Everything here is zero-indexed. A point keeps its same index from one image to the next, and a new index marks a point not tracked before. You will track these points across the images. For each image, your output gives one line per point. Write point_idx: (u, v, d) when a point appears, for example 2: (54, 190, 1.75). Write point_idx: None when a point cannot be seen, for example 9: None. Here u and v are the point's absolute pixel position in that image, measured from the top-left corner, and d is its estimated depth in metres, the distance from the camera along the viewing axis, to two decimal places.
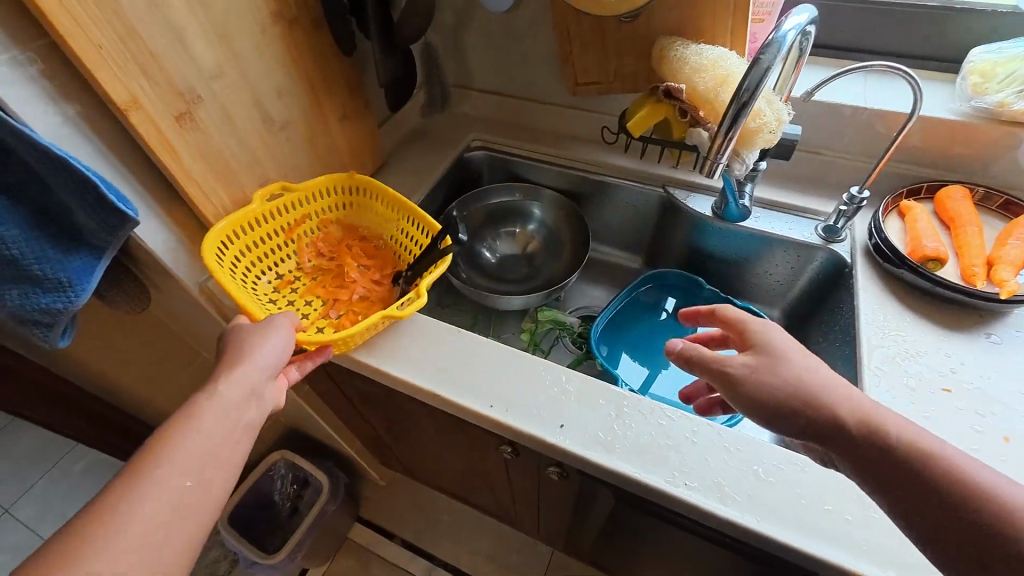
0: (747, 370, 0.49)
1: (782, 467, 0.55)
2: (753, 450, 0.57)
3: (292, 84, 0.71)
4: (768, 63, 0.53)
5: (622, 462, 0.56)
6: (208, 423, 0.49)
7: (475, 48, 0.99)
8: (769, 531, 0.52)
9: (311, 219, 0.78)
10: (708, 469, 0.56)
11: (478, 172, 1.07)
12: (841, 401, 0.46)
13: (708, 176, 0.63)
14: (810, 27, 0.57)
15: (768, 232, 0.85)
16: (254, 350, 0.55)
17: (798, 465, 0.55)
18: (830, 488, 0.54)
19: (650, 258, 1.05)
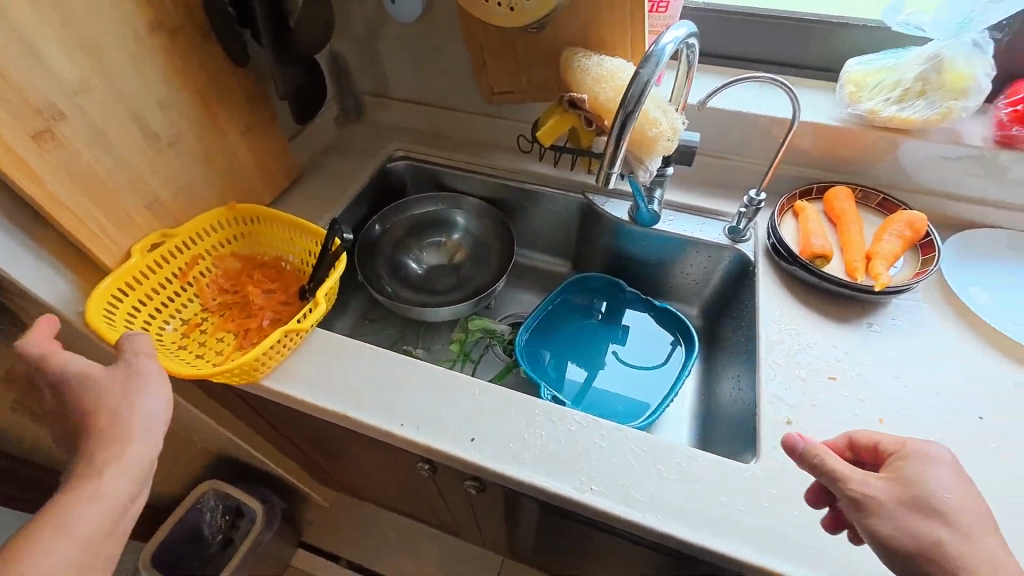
0: (882, 491, 0.44)
1: (683, 464, 0.58)
2: (656, 450, 0.59)
3: (179, 97, 0.67)
4: (649, 75, 0.54)
5: (531, 471, 0.57)
6: (115, 486, 0.47)
7: (389, 57, 0.98)
8: (669, 528, 0.53)
9: (207, 257, 0.73)
10: (614, 472, 0.57)
11: (402, 182, 1.05)
12: (965, 549, 0.41)
13: (605, 185, 0.63)
14: (691, 41, 0.60)
15: (680, 234, 0.88)
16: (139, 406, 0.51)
17: (697, 461, 0.58)
18: (726, 481, 0.56)
19: (577, 263, 1.07)
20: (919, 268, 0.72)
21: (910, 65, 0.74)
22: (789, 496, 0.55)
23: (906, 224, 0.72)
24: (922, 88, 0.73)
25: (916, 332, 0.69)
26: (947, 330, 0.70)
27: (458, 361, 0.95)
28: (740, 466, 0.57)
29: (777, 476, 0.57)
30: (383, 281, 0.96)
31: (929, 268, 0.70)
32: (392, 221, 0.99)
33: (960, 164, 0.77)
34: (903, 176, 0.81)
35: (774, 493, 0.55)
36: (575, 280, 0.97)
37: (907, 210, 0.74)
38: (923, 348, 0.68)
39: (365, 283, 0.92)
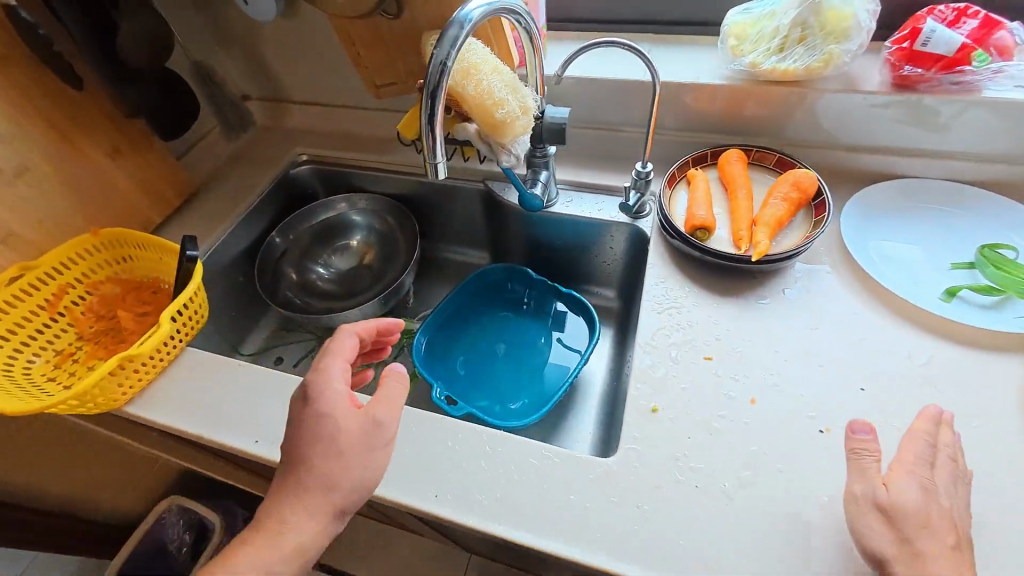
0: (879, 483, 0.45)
1: (533, 463, 0.55)
2: (509, 450, 0.56)
3: (20, 127, 0.66)
4: (448, 44, 0.49)
5: (376, 482, 0.55)
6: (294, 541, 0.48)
7: (277, 60, 0.95)
8: (507, 533, 0.51)
9: (79, 285, 0.73)
10: (460, 476, 0.55)
11: (309, 187, 1.03)
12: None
13: (434, 177, 0.56)
14: (516, 8, 0.56)
15: (579, 215, 0.84)
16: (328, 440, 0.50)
17: (548, 459, 0.55)
18: (575, 478, 0.54)
19: (494, 252, 1.04)
20: (808, 231, 0.67)
21: (787, 10, 0.69)
22: (640, 490, 0.52)
23: (793, 184, 0.67)
24: (800, 35, 0.68)
25: (807, 300, 0.65)
26: (841, 295, 0.65)
27: (372, 365, 0.94)
28: (592, 462, 0.54)
29: (630, 469, 0.54)
30: (288, 290, 0.94)
31: (817, 230, 0.65)
32: (295, 228, 0.97)
33: (855, 113, 0.72)
34: (800, 131, 0.76)
35: (623, 487, 0.53)
36: (480, 274, 0.92)
37: (797, 168, 0.69)
38: (812, 318, 0.63)
39: (267, 295, 0.91)
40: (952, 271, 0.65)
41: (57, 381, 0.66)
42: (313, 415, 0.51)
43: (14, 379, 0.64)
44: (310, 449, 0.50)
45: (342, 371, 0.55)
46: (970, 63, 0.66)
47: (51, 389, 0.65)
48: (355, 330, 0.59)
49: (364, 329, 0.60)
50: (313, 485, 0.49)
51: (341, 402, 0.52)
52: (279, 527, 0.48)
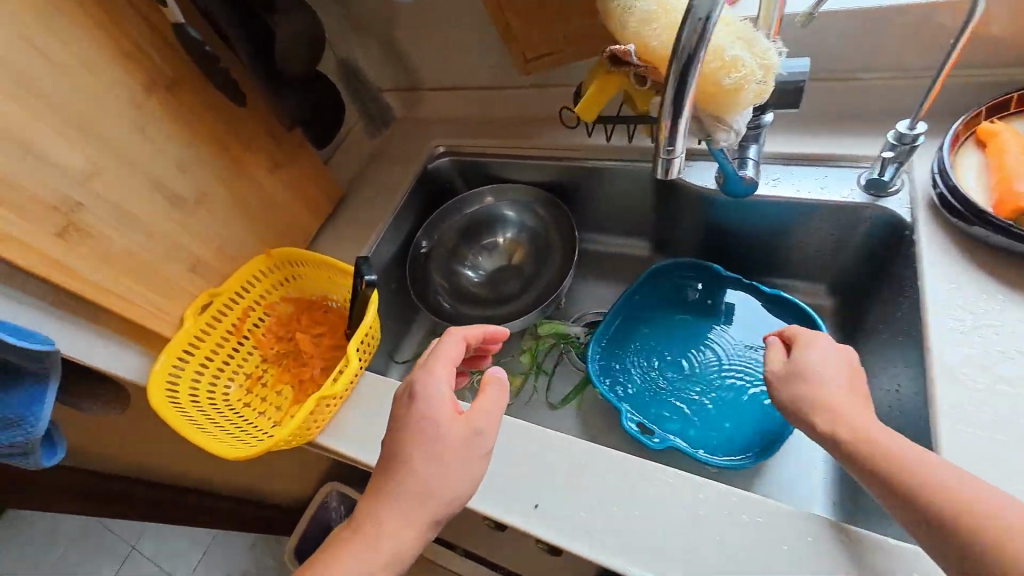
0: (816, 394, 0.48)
1: (814, 546, 0.44)
2: (775, 524, 0.46)
3: (196, 152, 0.64)
4: None
5: (609, 552, 0.47)
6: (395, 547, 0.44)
7: (412, 45, 0.87)
8: None
9: (257, 307, 0.73)
10: (715, 553, 0.46)
11: (448, 180, 0.96)
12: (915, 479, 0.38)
13: (665, 173, 0.46)
14: None
15: (795, 195, 0.66)
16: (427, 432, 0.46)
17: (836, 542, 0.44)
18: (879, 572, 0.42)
19: (658, 241, 0.89)
20: None
21: None
22: None
23: None
24: None
25: None
26: None
27: (530, 374, 0.86)
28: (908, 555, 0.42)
29: None
30: (438, 295, 0.89)
31: None
32: (440, 228, 0.91)
33: None
34: None
35: None
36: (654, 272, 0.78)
37: None
38: None
39: (421, 302, 0.87)
40: None
41: (252, 409, 0.67)
42: (417, 414, 0.47)
43: (217, 408, 0.65)
44: (415, 447, 0.46)
45: (449, 376, 0.50)
46: None
47: (249, 418, 0.66)
48: (461, 333, 0.54)
49: (472, 332, 0.55)
50: (411, 483, 0.45)
51: (443, 407, 0.47)
52: (383, 524, 0.44)
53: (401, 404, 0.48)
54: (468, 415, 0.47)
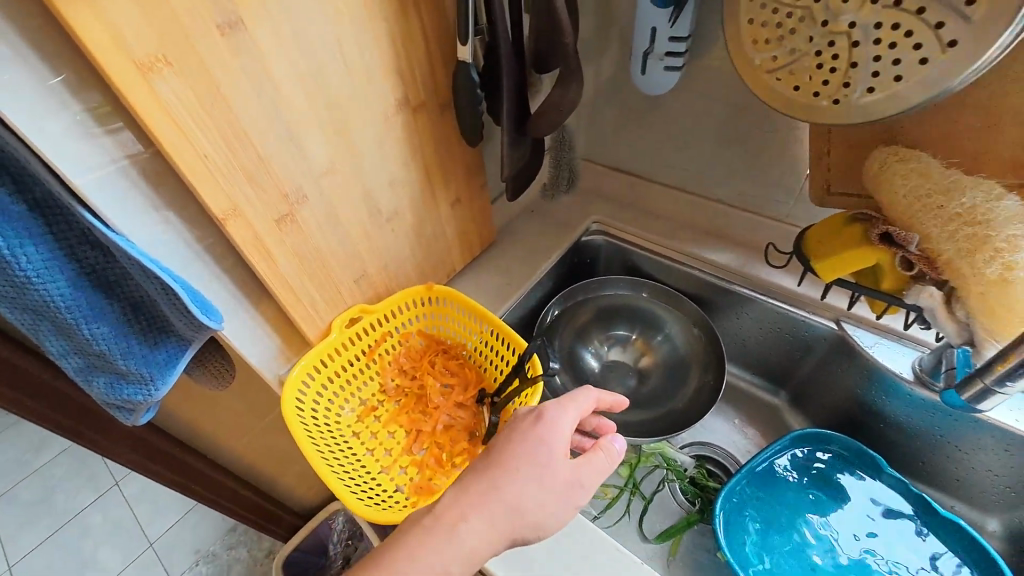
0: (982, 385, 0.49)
1: None
2: None
3: (408, 173, 0.63)
4: None
5: None
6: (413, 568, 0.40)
7: (613, 125, 0.86)
8: None
9: (394, 334, 0.69)
10: None
11: (593, 258, 0.93)
12: None
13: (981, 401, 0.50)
14: None
15: (1002, 420, 0.60)
16: (548, 446, 0.44)
17: None
18: None
19: (796, 396, 0.83)
20: None
21: None
22: None
23: None
24: None
25: None
26: None
27: (626, 491, 0.77)
28: None
29: None
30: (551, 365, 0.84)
31: None
32: (579, 302, 0.87)
33: None
34: None
35: None
36: (806, 434, 0.71)
37: None
38: None
39: None
40: None
41: (362, 443, 0.62)
42: (536, 437, 0.45)
43: (330, 432, 0.61)
44: (519, 467, 0.43)
45: (574, 423, 0.47)
46: None
47: (357, 452, 0.61)
48: (598, 392, 0.49)
49: (605, 397, 0.50)
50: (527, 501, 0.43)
51: (561, 446, 0.45)
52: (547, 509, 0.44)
53: (525, 423, 0.46)
54: (579, 465, 0.45)
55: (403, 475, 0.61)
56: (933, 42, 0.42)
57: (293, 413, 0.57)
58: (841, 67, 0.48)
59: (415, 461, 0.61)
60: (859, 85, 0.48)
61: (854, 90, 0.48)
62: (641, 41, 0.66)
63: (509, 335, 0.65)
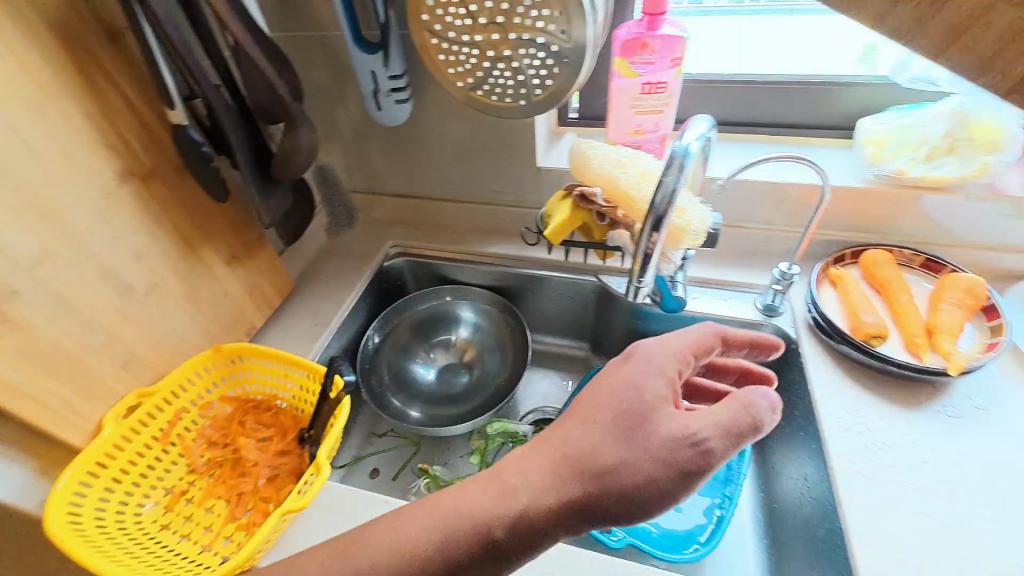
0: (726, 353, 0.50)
1: None
2: None
3: (157, 241, 0.61)
4: (672, 183, 0.48)
5: None
6: None
7: (380, 157, 0.94)
8: None
9: (192, 407, 0.65)
10: None
11: (402, 279, 0.99)
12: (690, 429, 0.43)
13: (635, 295, 0.58)
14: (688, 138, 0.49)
15: (710, 311, 0.79)
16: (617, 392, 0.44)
17: None
18: None
19: (594, 343, 0.99)
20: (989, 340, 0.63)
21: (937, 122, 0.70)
22: None
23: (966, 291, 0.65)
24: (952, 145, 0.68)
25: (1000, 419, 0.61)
26: None
27: None
28: None
29: None
30: (387, 391, 0.90)
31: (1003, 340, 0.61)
32: (394, 324, 0.94)
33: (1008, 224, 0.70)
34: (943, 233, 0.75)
35: None
36: None
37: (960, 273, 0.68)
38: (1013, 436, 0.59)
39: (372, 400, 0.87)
40: None
41: (174, 532, 0.57)
42: (619, 377, 0.46)
43: (128, 534, 0.54)
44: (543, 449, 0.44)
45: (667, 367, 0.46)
46: None
47: (170, 544, 0.56)
48: (719, 328, 0.50)
49: (733, 332, 0.50)
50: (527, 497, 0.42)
51: (634, 393, 0.44)
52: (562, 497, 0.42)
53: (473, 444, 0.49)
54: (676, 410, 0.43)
55: (230, 545, 0.57)
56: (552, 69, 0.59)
57: (68, 529, 0.50)
58: (521, 76, 0.61)
59: (241, 525, 0.59)
60: (539, 84, 0.61)
61: (539, 88, 0.62)
62: (365, 83, 0.74)
63: (315, 368, 0.67)
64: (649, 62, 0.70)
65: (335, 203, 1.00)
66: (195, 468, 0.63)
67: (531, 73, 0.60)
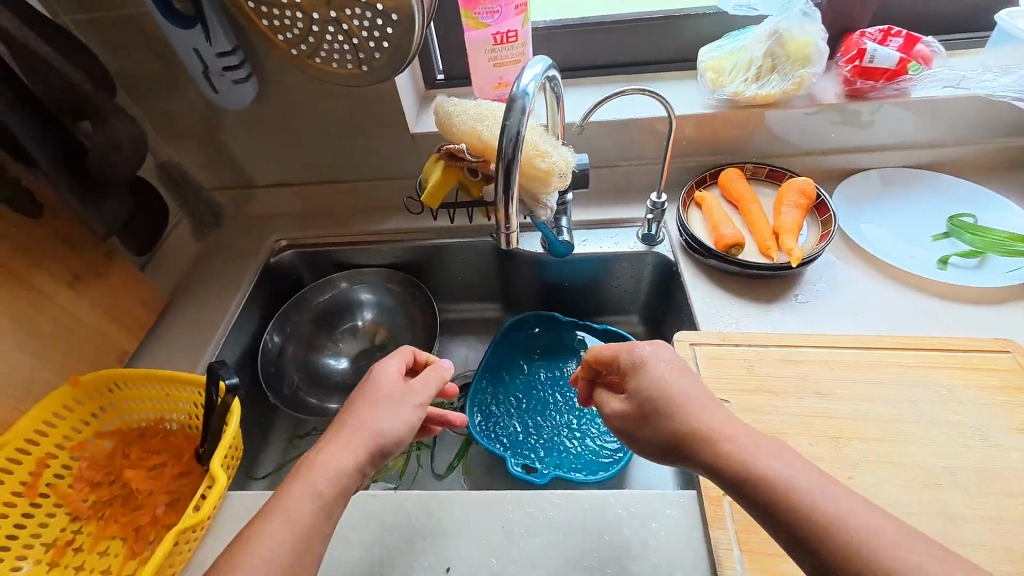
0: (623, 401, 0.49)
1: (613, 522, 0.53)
2: (577, 548, 0.52)
3: None
4: (516, 127, 0.49)
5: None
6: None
7: (237, 146, 0.86)
8: None
9: (60, 453, 0.58)
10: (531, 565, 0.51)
11: (296, 272, 0.93)
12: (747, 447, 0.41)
13: (507, 246, 0.55)
14: (528, 88, 0.50)
15: (600, 251, 0.85)
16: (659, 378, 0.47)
17: (619, 516, 0.53)
18: (613, 523, 0.53)
19: (505, 302, 0.99)
20: (822, 231, 0.74)
21: (756, 44, 0.77)
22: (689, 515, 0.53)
23: (799, 192, 0.75)
24: (772, 64, 0.76)
25: (838, 293, 0.72)
26: (868, 285, 0.72)
27: (414, 450, 0.82)
28: (665, 500, 0.54)
29: (682, 504, 0.53)
30: (302, 392, 0.85)
31: (831, 230, 0.72)
32: (293, 324, 0.88)
33: (821, 126, 0.81)
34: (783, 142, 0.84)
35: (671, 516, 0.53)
36: (508, 330, 0.89)
37: (794, 177, 0.77)
38: (849, 306, 0.70)
39: (287, 406, 0.82)
40: (935, 243, 0.75)
41: None
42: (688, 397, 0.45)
43: None
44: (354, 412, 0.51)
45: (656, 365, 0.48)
46: (908, 73, 0.76)
47: None
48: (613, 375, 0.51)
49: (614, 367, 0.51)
50: (300, 488, 0.45)
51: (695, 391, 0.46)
52: (311, 484, 0.45)
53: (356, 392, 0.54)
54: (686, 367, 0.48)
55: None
56: (383, 32, 0.59)
57: None
58: (357, 42, 0.61)
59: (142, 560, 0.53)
60: (377, 47, 0.61)
61: (377, 52, 0.61)
62: (194, 63, 0.71)
63: (188, 379, 0.61)
64: (494, 11, 0.70)
65: (192, 199, 0.89)
66: (66, 513, 0.56)
67: (366, 36, 0.60)
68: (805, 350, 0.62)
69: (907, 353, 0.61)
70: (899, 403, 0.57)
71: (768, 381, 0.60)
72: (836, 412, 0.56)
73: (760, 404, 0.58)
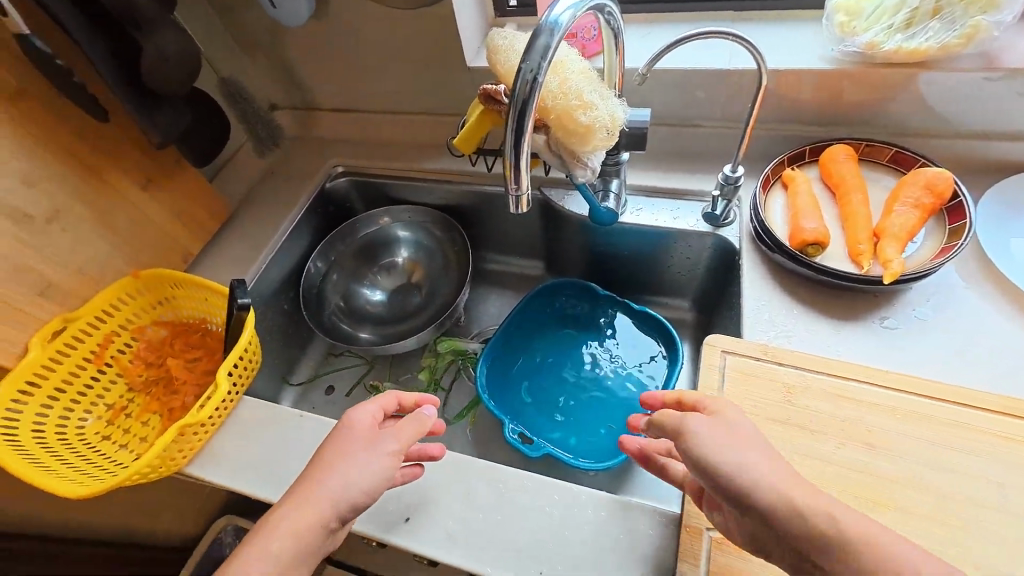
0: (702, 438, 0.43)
1: (578, 520, 0.50)
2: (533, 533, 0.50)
3: (43, 168, 0.60)
4: (534, 67, 0.41)
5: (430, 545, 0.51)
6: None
7: (304, 67, 0.87)
8: (477, 565, 0.49)
9: (123, 333, 0.68)
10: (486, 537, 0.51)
11: (348, 200, 0.95)
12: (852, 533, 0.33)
13: (516, 208, 0.50)
14: (562, 18, 0.42)
15: (654, 223, 0.74)
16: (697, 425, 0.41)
17: (587, 516, 0.50)
18: (579, 521, 0.50)
19: (547, 262, 0.94)
20: (943, 242, 0.57)
21: None
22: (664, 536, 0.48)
23: (924, 187, 0.57)
24: (935, 6, 0.57)
25: (943, 324, 0.56)
26: (992, 321, 0.55)
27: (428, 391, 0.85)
28: (642, 514, 0.49)
29: (659, 523, 0.49)
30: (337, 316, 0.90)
31: (957, 243, 0.55)
32: (337, 250, 0.92)
33: (986, 99, 0.60)
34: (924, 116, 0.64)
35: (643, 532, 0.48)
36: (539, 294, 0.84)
37: (924, 166, 0.59)
38: (952, 345, 0.54)
39: (320, 327, 0.86)
40: None
41: (112, 444, 0.62)
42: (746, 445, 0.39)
43: (64, 445, 0.59)
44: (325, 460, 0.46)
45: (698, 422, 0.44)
46: None
47: (107, 453, 0.61)
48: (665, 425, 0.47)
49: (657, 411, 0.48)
50: (258, 546, 0.41)
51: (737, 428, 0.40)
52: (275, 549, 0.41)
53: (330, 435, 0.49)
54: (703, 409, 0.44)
55: None
56: None
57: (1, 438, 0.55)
58: None
59: None
60: None
61: None
62: None
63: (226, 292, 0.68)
64: None
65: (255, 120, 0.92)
66: (123, 384, 0.67)
67: None
68: (865, 388, 0.50)
69: (1011, 420, 0.46)
70: (974, 478, 0.44)
71: (805, 414, 0.50)
72: (881, 470, 0.46)
73: (785, 438, 0.49)
